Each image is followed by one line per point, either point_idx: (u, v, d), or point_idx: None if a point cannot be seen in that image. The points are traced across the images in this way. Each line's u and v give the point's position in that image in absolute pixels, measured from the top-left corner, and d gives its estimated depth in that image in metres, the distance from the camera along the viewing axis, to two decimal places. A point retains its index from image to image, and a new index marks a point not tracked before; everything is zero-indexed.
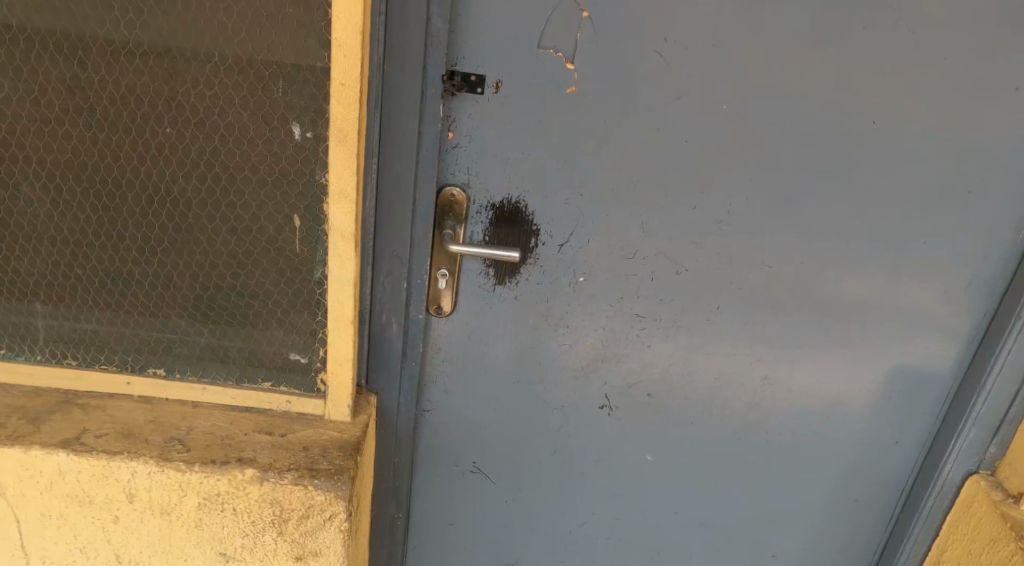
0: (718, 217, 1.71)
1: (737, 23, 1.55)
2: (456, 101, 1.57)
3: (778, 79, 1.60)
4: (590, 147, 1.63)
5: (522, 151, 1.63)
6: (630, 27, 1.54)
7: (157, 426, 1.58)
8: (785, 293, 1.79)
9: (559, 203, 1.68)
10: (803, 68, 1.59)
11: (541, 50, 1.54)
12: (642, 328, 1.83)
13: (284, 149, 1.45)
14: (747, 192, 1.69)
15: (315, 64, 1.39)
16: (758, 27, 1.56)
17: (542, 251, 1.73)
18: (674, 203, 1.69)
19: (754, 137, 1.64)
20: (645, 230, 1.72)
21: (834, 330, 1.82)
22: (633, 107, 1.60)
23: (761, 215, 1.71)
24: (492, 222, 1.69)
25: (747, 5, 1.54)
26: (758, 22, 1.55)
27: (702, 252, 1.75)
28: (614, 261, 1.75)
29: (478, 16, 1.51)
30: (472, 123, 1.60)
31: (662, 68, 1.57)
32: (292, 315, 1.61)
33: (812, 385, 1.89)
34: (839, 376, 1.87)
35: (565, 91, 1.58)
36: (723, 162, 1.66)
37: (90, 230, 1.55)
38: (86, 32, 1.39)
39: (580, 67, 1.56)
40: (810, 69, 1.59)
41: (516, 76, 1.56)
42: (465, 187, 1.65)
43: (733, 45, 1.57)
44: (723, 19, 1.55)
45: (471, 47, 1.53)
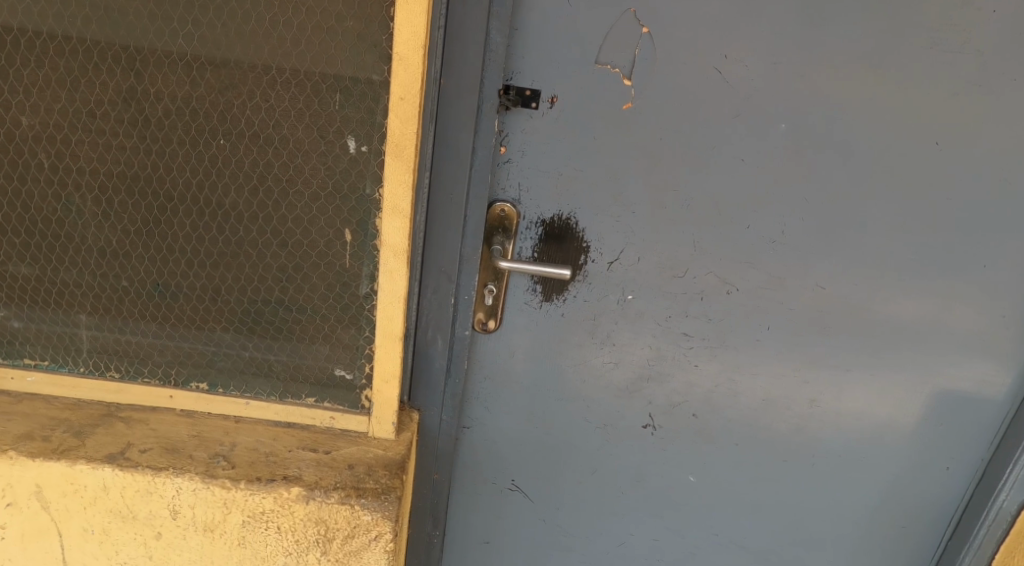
0: (771, 236, 1.68)
1: (798, 40, 1.52)
2: (510, 115, 1.55)
3: (839, 97, 1.57)
4: (643, 164, 1.60)
5: (574, 167, 1.60)
6: (688, 43, 1.52)
7: (200, 441, 1.56)
8: (837, 315, 1.75)
9: (608, 220, 1.65)
10: (865, 87, 1.56)
11: (599, 66, 1.52)
12: (689, 347, 1.79)
13: (338, 162, 1.43)
14: (801, 212, 1.66)
15: (372, 78, 1.37)
16: (819, 44, 1.53)
17: (591, 268, 1.70)
18: (726, 222, 1.66)
19: (810, 156, 1.61)
20: (695, 249, 1.69)
21: (884, 353, 1.79)
22: (689, 124, 1.58)
23: (815, 235, 1.68)
24: (542, 238, 1.66)
25: (808, 23, 1.52)
26: (820, 40, 1.53)
27: (754, 271, 1.71)
28: (663, 279, 1.72)
29: (535, 32, 1.49)
30: (525, 139, 1.57)
31: (721, 85, 1.55)
32: (339, 330, 1.59)
33: (862, 408, 1.85)
34: (890, 399, 1.83)
35: (621, 107, 1.55)
36: (779, 180, 1.63)
37: (139, 242, 1.54)
38: (145, 44, 1.38)
39: (637, 83, 1.53)
40: (872, 87, 1.56)
41: (571, 92, 1.54)
42: (514, 203, 1.63)
43: (793, 63, 1.54)
44: (783, 37, 1.52)
45: (526, 62, 1.51)
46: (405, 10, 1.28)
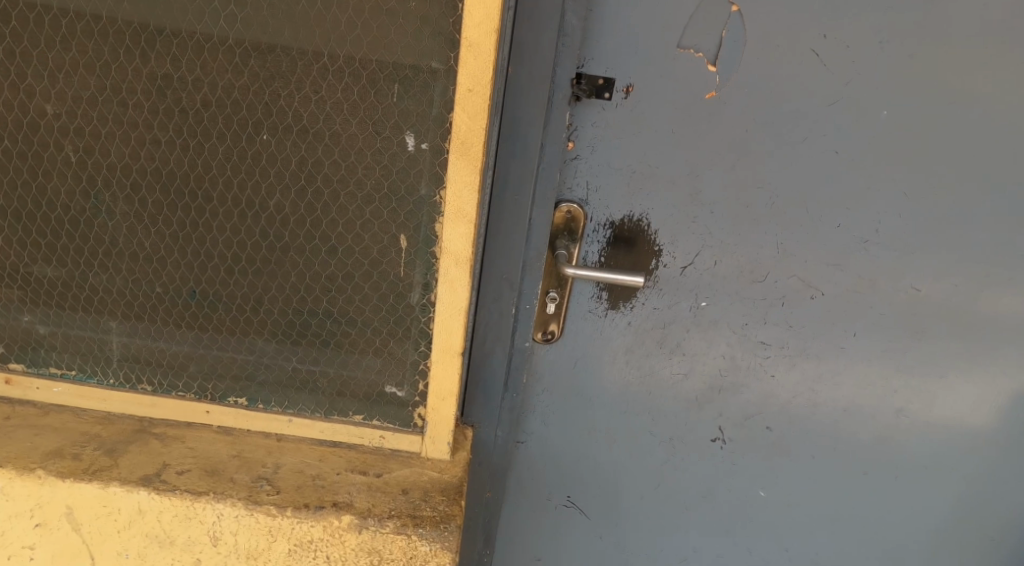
0: (864, 237, 1.52)
1: (907, 21, 1.37)
2: (580, 107, 1.40)
3: (950, 84, 1.41)
4: (725, 159, 1.45)
5: (649, 163, 1.45)
6: (782, 25, 1.36)
7: (241, 462, 1.45)
8: (931, 321, 1.60)
9: (684, 221, 1.50)
10: (981, 73, 1.40)
11: (681, 50, 1.36)
12: (766, 357, 1.65)
13: (395, 161, 1.29)
14: (898, 211, 1.50)
15: (435, 65, 1.22)
16: (928, 25, 1.37)
17: (663, 273, 1.55)
18: (815, 222, 1.51)
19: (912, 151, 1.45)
20: (779, 251, 1.53)
21: (981, 361, 1.65)
22: (779, 116, 1.42)
23: (911, 236, 1.52)
24: (610, 242, 1.52)
25: (917, 1, 1.35)
26: (931, 19, 1.37)
27: (843, 274, 1.56)
28: (742, 283, 1.56)
29: (612, 12, 1.34)
30: (596, 132, 1.42)
31: (817, 71, 1.39)
32: (392, 344, 1.46)
33: (952, 419, 1.71)
34: (983, 408, 1.69)
35: (703, 96, 1.40)
36: (877, 174, 1.47)
37: (175, 246, 1.40)
38: (183, 26, 1.24)
39: (723, 69, 1.38)
40: (989, 72, 1.40)
41: (650, 81, 1.38)
42: (582, 203, 1.48)
43: (897, 46, 1.38)
44: (889, 17, 1.36)
45: (601, 48, 1.35)
46: None
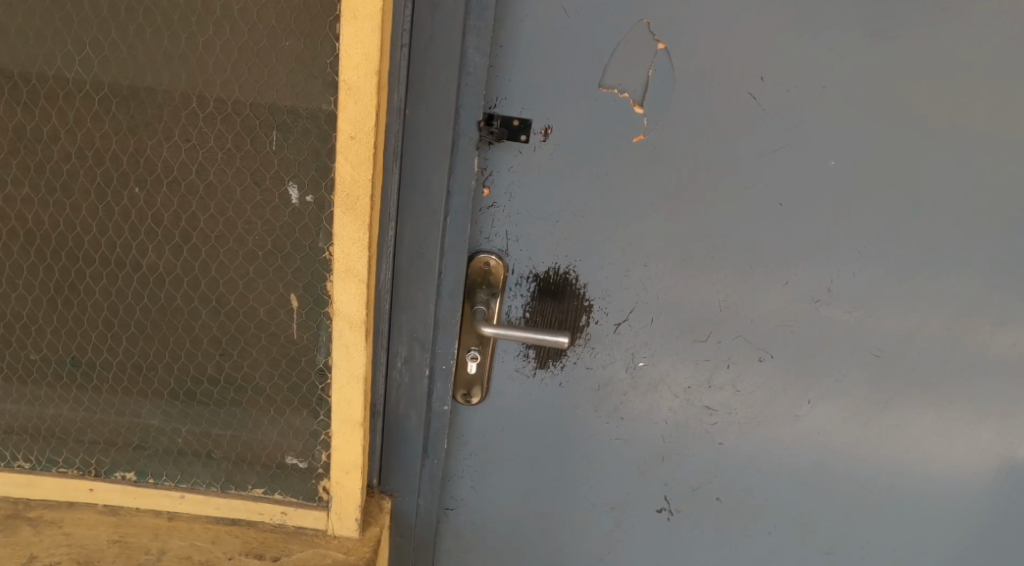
0: (816, 296, 1.37)
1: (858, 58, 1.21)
2: (494, 151, 1.26)
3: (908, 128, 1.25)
4: (659, 209, 1.31)
5: (574, 213, 1.31)
6: (716, 62, 1.21)
7: (122, 550, 1.28)
8: (895, 385, 1.45)
9: (615, 276, 1.36)
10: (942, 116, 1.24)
11: (603, 90, 1.22)
12: (713, 423, 1.52)
13: (279, 215, 1.15)
14: (854, 268, 1.35)
15: (315, 110, 1.08)
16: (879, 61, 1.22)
17: (594, 331, 1.41)
18: (762, 279, 1.36)
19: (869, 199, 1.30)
20: (722, 310, 1.39)
21: (945, 427, 1.49)
22: (716, 163, 1.27)
23: (872, 296, 1.37)
24: (534, 296, 1.38)
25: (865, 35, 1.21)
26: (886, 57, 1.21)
27: (795, 337, 1.41)
28: (684, 345, 1.43)
29: (524, 48, 1.19)
30: (513, 179, 1.28)
31: (755, 114, 1.24)
32: (288, 413, 1.32)
33: (918, 487, 1.57)
34: (956, 474, 1.55)
35: (631, 140, 1.25)
36: (829, 227, 1.32)
37: (44, 310, 1.26)
38: (32, 71, 1.10)
39: (651, 111, 1.23)
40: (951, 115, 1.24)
41: (570, 123, 1.24)
42: (501, 254, 1.34)
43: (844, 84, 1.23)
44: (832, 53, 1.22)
45: (513, 87, 1.21)
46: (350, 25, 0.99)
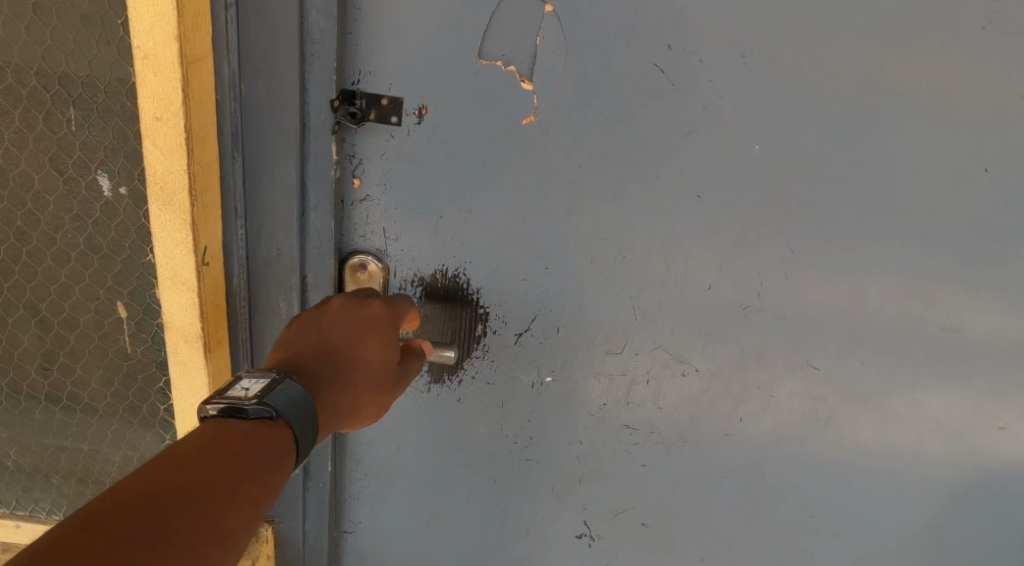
0: (745, 301, 1.16)
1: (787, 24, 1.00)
2: (362, 135, 1.08)
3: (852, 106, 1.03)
4: (557, 203, 1.11)
5: (460, 208, 1.13)
6: (615, 27, 1.01)
7: None
8: (844, 407, 1.24)
9: (512, 277, 1.17)
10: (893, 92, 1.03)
11: (484, 60, 1.03)
12: (634, 443, 1.32)
13: (89, 208, 0.98)
14: (787, 267, 1.13)
15: (117, 84, 0.92)
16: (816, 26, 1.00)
17: (491, 341, 1.24)
18: (681, 282, 1.15)
19: (804, 191, 1.08)
20: (639, 321, 1.19)
21: (917, 456, 1.27)
22: (622, 151, 1.07)
23: (808, 297, 1.15)
24: (422, 303, 1.21)
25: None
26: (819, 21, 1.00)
27: (722, 348, 1.20)
28: (595, 356, 1.23)
29: (387, 11, 1.01)
30: (387, 167, 1.10)
31: (666, 92, 1.03)
32: (129, 436, 1.15)
33: (878, 527, 1.34)
34: (923, 513, 1.32)
35: (522, 121, 1.06)
36: (758, 223, 1.10)
37: None
38: None
39: (542, 87, 1.04)
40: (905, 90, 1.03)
41: (446, 102, 1.05)
42: (380, 254, 1.17)
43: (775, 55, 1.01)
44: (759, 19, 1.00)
45: (378, 59, 1.03)
46: None
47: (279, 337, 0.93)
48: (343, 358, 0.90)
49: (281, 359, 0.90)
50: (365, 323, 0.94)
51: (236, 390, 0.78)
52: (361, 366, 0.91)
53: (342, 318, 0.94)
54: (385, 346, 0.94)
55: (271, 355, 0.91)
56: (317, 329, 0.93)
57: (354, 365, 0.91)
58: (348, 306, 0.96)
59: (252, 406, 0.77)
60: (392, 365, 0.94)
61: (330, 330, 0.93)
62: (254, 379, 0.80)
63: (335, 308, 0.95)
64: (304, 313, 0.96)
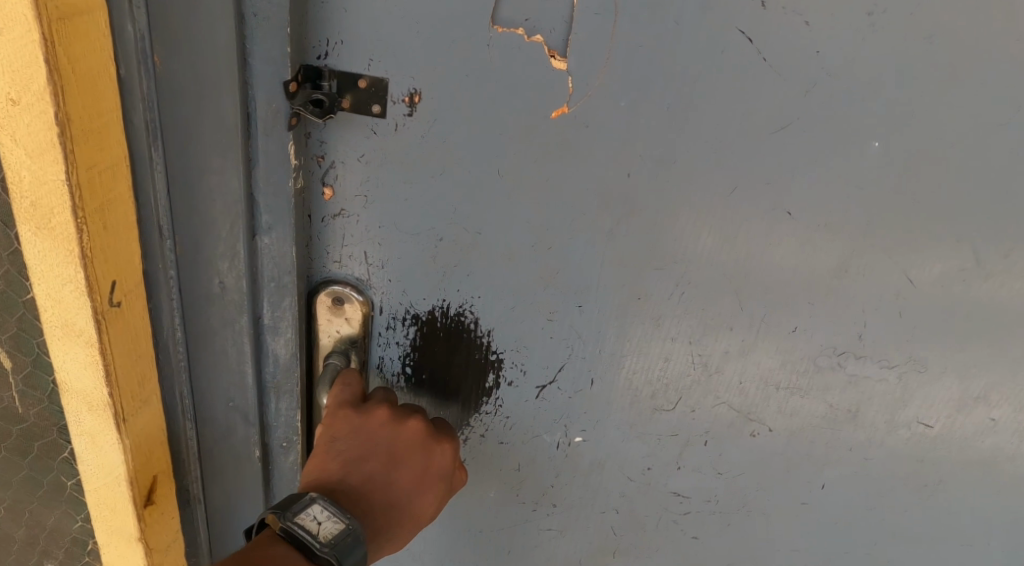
0: (839, 345, 0.83)
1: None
2: (333, 129, 0.81)
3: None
4: (600, 221, 0.83)
5: (466, 229, 0.86)
6: None
7: None
8: (974, 484, 0.91)
9: (533, 317, 0.90)
10: None
11: (498, 27, 0.74)
12: (685, 513, 1.01)
13: None
14: (902, 301, 0.79)
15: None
16: None
17: (506, 394, 0.96)
18: (758, 323, 0.84)
19: (943, 203, 0.74)
20: (697, 372, 0.89)
21: None
22: (684, 153, 0.77)
23: (929, 343, 0.81)
24: (416, 345, 0.94)
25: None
26: None
27: (808, 407, 0.88)
28: (637, 413, 0.94)
29: None
30: (367, 172, 0.83)
31: (753, 73, 0.71)
32: (34, 511, 0.90)
33: None
34: None
35: (550, 112, 0.77)
36: (873, 247, 0.77)
37: None
38: None
39: (578, 67, 0.75)
40: None
41: (446, 84, 0.77)
42: (361, 286, 0.90)
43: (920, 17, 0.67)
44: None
45: (352, 24, 0.75)
46: None
47: (337, 439, 0.83)
48: (396, 501, 0.84)
49: (337, 474, 0.82)
50: (429, 466, 0.86)
51: (310, 523, 0.73)
52: (414, 508, 0.85)
53: (410, 454, 0.85)
54: (438, 497, 0.87)
55: (324, 460, 0.83)
56: (385, 457, 0.84)
57: (403, 513, 0.84)
58: (420, 440, 0.86)
59: (320, 551, 0.72)
60: (439, 511, 0.88)
61: (396, 463, 0.85)
62: (329, 515, 0.75)
63: (407, 436, 0.85)
64: (371, 420, 0.85)
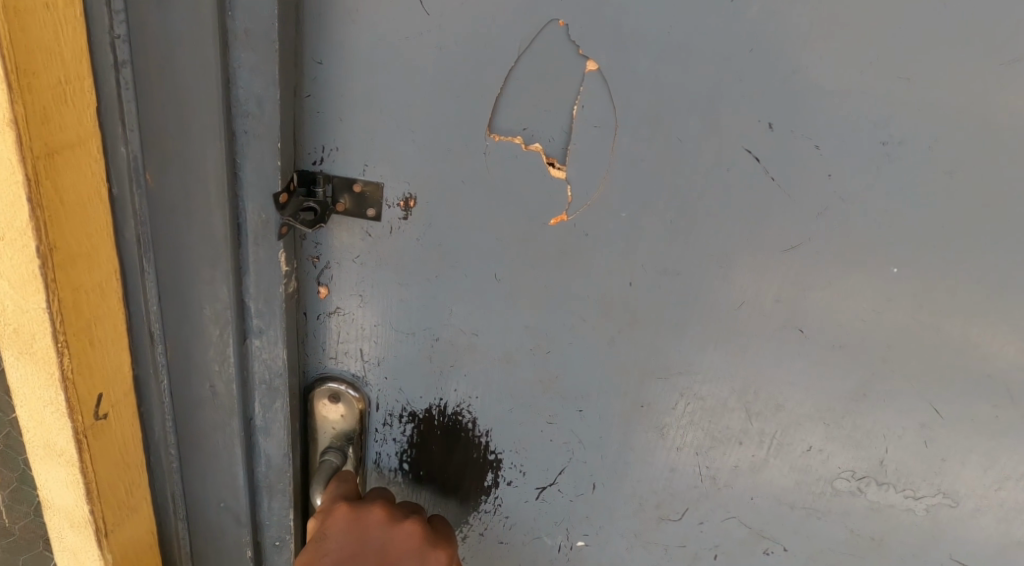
0: (860, 471, 0.78)
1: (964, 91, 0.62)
2: (329, 231, 0.79)
3: None
4: (601, 328, 0.79)
5: (463, 330, 0.82)
6: (690, 93, 0.66)
7: None
8: None
9: (530, 421, 0.86)
10: None
11: (495, 136, 0.72)
12: None
13: None
14: (927, 431, 0.74)
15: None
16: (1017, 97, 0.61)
17: (505, 494, 0.92)
18: (769, 440, 0.80)
19: (969, 333, 0.69)
20: (705, 485, 0.85)
21: None
22: (690, 267, 0.73)
23: (956, 473, 0.76)
24: (413, 443, 0.91)
25: (984, 52, 0.60)
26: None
27: (825, 528, 0.83)
28: (643, 521, 0.89)
29: (362, 66, 0.70)
30: (363, 273, 0.81)
31: (762, 191, 0.69)
32: None
33: None
34: None
35: (550, 219, 0.74)
36: (892, 372, 0.73)
37: None
38: None
39: (578, 177, 0.72)
40: None
41: (442, 192, 0.75)
42: (357, 383, 0.88)
43: (937, 145, 0.64)
44: (915, 91, 0.62)
45: (349, 134, 0.73)
46: None
47: (328, 536, 0.77)
48: None
49: None
50: None
51: None
52: None
53: (404, 560, 0.78)
54: None
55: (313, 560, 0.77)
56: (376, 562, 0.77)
57: None
58: (415, 548, 0.79)
59: None
60: None
61: None
62: None
63: (402, 539, 0.79)
64: (367, 518, 0.79)
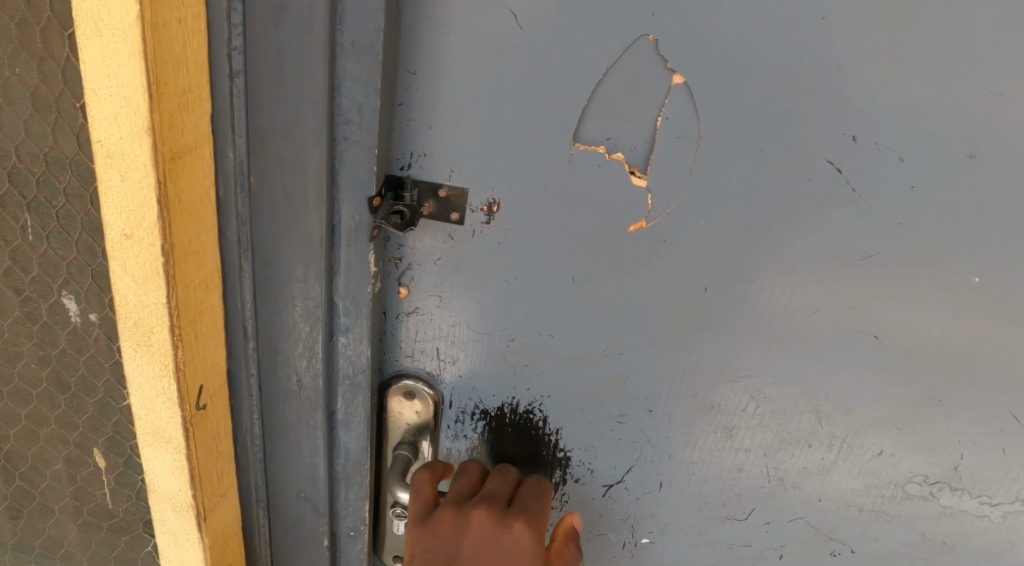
0: (934, 476, 0.81)
1: None
2: (413, 234, 0.82)
3: None
4: (674, 331, 0.81)
5: (538, 331, 0.85)
6: (774, 105, 0.69)
7: None
8: None
9: (600, 421, 0.89)
10: None
11: (579, 145, 0.74)
12: None
13: (53, 336, 0.74)
14: (1005, 438, 0.77)
15: (80, 157, 0.65)
16: None
17: (572, 491, 0.94)
18: (839, 444, 0.82)
19: None
20: (772, 486, 0.87)
21: None
22: (765, 274, 0.76)
23: None
24: (483, 440, 0.94)
25: None
26: None
27: (892, 531, 0.85)
28: (708, 521, 0.91)
29: (454, 77, 0.73)
30: (443, 274, 0.84)
31: (841, 200, 0.71)
32: None
33: None
34: None
35: (629, 226, 0.77)
36: (964, 379, 0.75)
37: None
38: None
39: (659, 186, 0.75)
40: None
41: (525, 197, 0.78)
42: (432, 380, 0.91)
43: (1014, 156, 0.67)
44: (995, 104, 0.65)
45: (437, 141, 0.77)
46: (97, 54, 0.58)
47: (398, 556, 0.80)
48: None
49: None
50: (489, 525, 0.79)
51: None
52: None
53: (463, 526, 0.80)
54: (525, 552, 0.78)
55: None
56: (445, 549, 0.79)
57: None
58: (465, 506, 0.81)
59: None
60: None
61: (458, 546, 0.79)
62: None
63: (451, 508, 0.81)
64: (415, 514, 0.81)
